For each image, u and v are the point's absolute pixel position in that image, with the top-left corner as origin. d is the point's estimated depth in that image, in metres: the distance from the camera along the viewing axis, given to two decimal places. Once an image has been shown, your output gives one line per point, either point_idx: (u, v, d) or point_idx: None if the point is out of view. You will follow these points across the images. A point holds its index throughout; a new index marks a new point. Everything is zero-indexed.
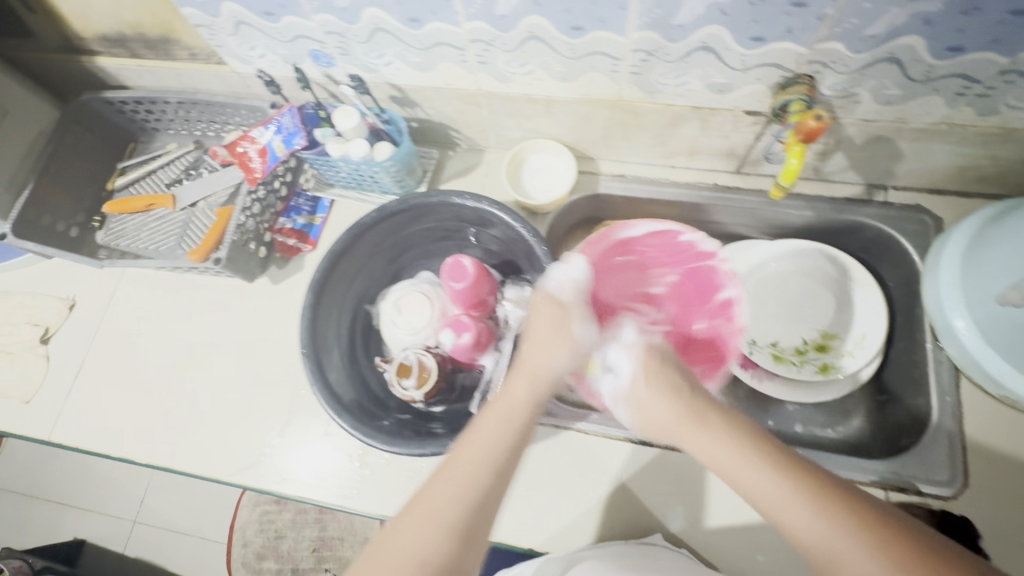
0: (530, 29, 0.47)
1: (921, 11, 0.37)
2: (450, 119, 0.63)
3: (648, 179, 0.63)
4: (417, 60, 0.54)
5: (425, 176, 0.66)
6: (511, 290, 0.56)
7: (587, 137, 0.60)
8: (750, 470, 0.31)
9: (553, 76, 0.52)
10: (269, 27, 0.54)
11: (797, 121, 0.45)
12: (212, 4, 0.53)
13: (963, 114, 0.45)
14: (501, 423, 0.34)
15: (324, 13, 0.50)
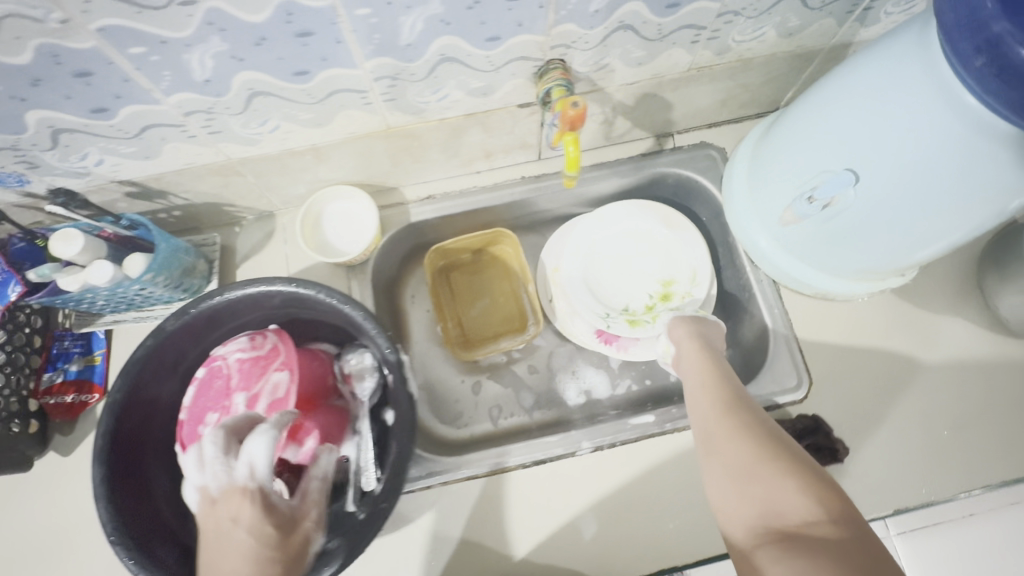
0: (444, 47, 0.53)
1: None
2: (362, 175, 0.73)
3: (454, 187, 0.80)
4: (386, 91, 0.58)
5: None
6: (353, 355, 0.68)
7: (378, 169, 0.73)
8: (714, 464, 0.36)
9: (473, 92, 0.61)
10: (178, 60, 0.47)
11: (562, 114, 0.55)
12: (206, 75, 0.49)
13: (701, 56, 0.65)
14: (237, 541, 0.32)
15: (255, 34, 0.46)
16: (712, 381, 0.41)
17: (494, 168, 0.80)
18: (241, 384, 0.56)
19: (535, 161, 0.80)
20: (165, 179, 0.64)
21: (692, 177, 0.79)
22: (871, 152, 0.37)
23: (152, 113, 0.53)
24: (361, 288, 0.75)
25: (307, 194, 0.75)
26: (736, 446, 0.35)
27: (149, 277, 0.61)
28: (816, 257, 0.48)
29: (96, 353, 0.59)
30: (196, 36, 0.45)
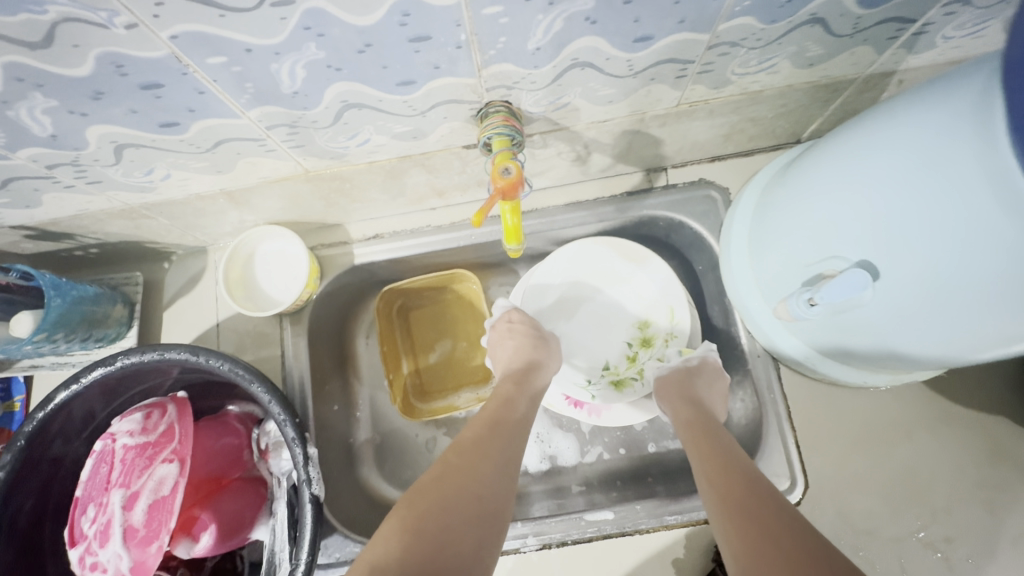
0: (343, 93, 0.42)
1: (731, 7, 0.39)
2: (297, 215, 0.65)
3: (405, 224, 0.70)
4: (262, 141, 0.48)
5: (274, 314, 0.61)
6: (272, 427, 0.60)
7: (313, 212, 0.64)
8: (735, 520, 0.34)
9: (400, 137, 0.50)
10: (11, 119, 0.39)
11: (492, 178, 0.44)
12: (50, 131, 0.41)
13: (693, 91, 0.51)
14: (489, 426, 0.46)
15: (93, 93, 0.37)
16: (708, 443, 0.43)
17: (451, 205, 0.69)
18: (123, 475, 0.49)
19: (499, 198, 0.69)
20: (62, 224, 0.57)
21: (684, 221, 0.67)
22: (874, 254, 0.33)
23: (20, 167, 0.45)
24: (294, 338, 0.67)
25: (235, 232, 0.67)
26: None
27: (42, 338, 0.55)
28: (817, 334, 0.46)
29: (14, 398, 0.67)
30: (22, 95, 0.36)
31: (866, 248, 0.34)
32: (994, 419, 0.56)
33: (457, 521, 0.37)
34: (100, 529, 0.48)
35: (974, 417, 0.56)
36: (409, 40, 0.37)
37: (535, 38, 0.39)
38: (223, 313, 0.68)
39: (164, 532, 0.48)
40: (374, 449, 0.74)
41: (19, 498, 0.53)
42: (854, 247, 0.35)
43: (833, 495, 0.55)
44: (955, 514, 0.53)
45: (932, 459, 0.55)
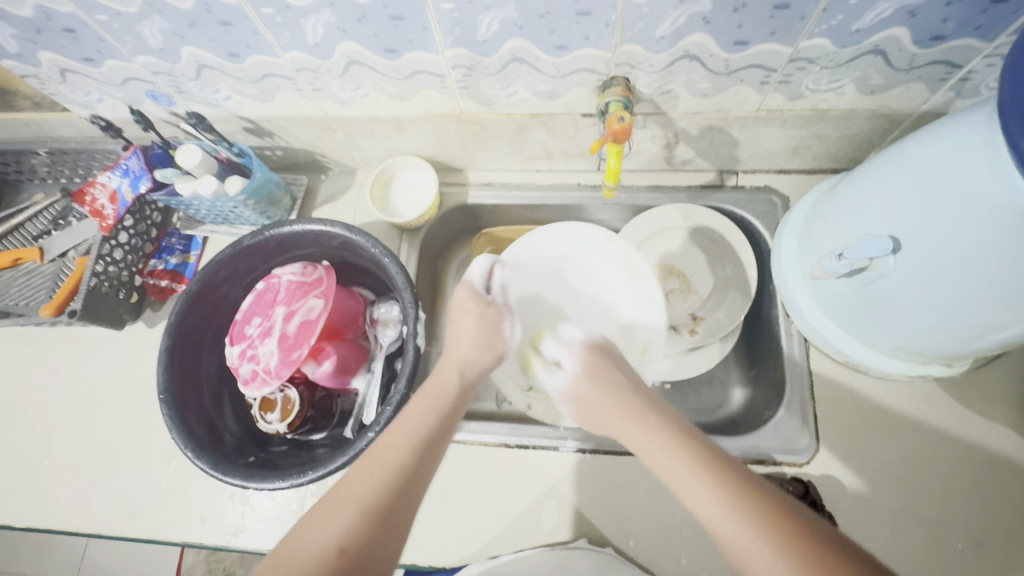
0: (516, 48, 0.59)
1: (812, 26, 0.53)
2: (434, 153, 0.82)
3: (513, 178, 0.85)
4: (440, 78, 0.65)
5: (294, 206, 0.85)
6: (385, 305, 0.76)
7: (446, 151, 0.81)
8: (677, 477, 0.33)
9: (539, 93, 0.66)
10: (299, 26, 0.57)
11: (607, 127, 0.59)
12: (316, 40, 0.59)
13: (772, 98, 0.65)
14: (431, 408, 0.43)
15: (358, 16, 0.55)
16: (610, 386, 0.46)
17: (553, 169, 0.84)
18: (288, 298, 0.66)
19: (594, 171, 0.84)
20: (273, 122, 0.76)
21: (748, 217, 0.79)
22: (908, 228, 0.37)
23: (281, 66, 0.64)
24: (408, 249, 0.83)
25: (382, 158, 0.85)
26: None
27: (243, 199, 0.74)
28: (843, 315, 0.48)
29: (191, 253, 0.86)
30: (319, 10, 0.55)
31: (904, 223, 0.37)
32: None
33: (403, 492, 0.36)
34: (262, 332, 0.65)
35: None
36: (575, 13, 0.53)
37: (663, 27, 0.55)
38: (358, 220, 0.85)
39: (305, 343, 0.63)
40: (444, 361, 0.87)
41: (197, 309, 0.71)
42: (891, 224, 0.38)
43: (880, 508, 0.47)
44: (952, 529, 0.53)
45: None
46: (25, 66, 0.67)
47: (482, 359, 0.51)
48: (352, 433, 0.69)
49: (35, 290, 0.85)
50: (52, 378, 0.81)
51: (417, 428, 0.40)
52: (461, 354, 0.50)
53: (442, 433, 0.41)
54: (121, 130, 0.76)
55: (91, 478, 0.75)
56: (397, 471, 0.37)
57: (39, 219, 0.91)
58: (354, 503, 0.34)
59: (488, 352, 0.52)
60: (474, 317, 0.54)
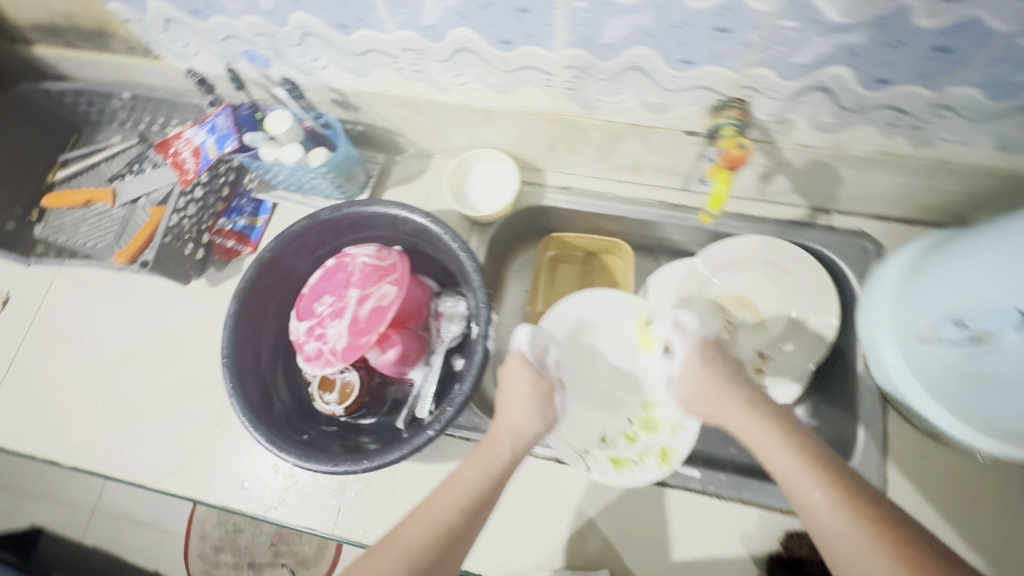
0: (637, 56, 0.56)
1: (967, 75, 0.49)
2: (516, 149, 0.80)
3: (592, 185, 0.83)
4: (546, 76, 0.62)
5: (368, 183, 0.84)
6: (449, 298, 0.74)
7: (530, 149, 0.79)
8: (788, 473, 0.33)
9: (646, 104, 0.63)
10: (416, 5, 0.55)
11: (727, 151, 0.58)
12: (431, 22, 0.57)
13: (894, 142, 0.61)
14: (486, 470, 0.44)
15: (481, 2, 0.53)
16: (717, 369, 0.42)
17: (636, 182, 0.81)
18: (361, 279, 0.64)
19: (679, 191, 0.80)
20: (362, 98, 0.75)
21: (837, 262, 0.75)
22: None
23: (386, 43, 0.62)
24: (476, 244, 0.81)
25: (462, 147, 0.83)
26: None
27: (323, 171, 0.73)
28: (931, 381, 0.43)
29: (258, 217, 0.85)
30: None
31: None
32: None
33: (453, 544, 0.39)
34: (333, 311, 0.64)
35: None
36: (713, 29, 0.50)
37: (802, 54, 0.51)
38: (429, 207, 0.84)
39: (375, 330, 0.62)
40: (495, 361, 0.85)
41: (265, 278, 0.70)
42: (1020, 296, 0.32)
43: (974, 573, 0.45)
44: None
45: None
46: (132, 11, 0.67)
47: (534, 426, 0.48)
48: (404, 426, 0.69)
49: (103, 232, 0.87)
50: (111, 322, 0.82)
51: (469, 489, 0.42)
52: (513, 419, 0.48)
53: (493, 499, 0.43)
54: (213, 87, 0.76)
55: (139, 427, 0.76)
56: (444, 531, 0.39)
57: (115, 160, 0.91)
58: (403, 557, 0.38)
59: (542, 421, 0.49)
60: (525, 386, 0.51)
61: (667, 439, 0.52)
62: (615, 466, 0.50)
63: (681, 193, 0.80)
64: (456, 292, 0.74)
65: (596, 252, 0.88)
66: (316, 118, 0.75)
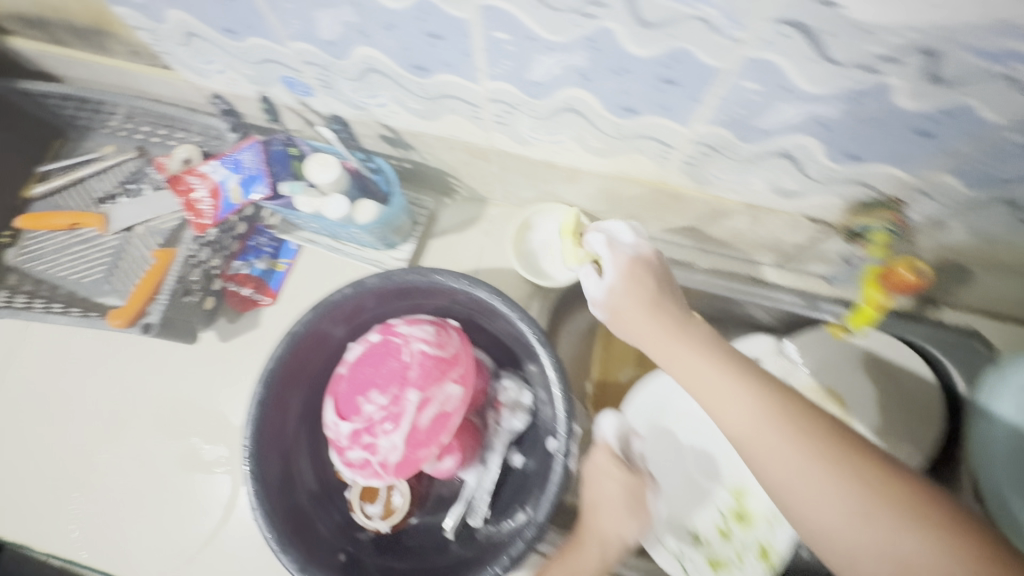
0: (791, 144, 0.45)
1: None
2: (592, 207, 0.69)
3: (671, 251, 0.72)
4: (662, 148, 0.51)
5: (414, 231, 0.72)
6: (510, 383, 0.64)
7: (608, 209, 0.68)
8: (805, 486, 0.26)
9: (774, 189, 0.53)
10: (528, 60, 0.44)
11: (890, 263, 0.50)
12: (541, 78, 0.45)
13: None
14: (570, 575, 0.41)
15: (617, 68, 0.42)
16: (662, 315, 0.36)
17: (722, 253, 0.71)
18: (421, 377, 0.53)
19: (770, 267, 0.71)
20: (420, 139, 0.62)
21: None
22: None
23: (471, 91, 0.50)
24: (537, 312, 0.70)
25: (527, 198, 0.71)
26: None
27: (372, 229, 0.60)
28: None
29: (280, 260, 0.73)
30: (570, 51, 0.41)
31: None
32: None
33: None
34: (383, 415, 0.52)
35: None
36: (912, 130, 0.40)
37: (1011, 169, 0.41)
38: (483, 262, 0.72)
39: (437, 443, 0.52)
40: None
41: (300, 354, 0.59)
42: None
43: None
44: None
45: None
46: (145, 18, 0.53)
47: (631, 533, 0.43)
48: (454, 535, 0.59)
49: (91, 264, 0.72)
50: (101, 378, 0.69)
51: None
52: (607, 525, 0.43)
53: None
54: (237, 111, 0.62)
55: (130, 512, 0.64)
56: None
57: (105, 176, 0.76)
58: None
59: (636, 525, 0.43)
60: (615, 484, 0.44)
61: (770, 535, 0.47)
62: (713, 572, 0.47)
63: (772, 269, 0.71)
64: (519, 379, 0.63)
65: None
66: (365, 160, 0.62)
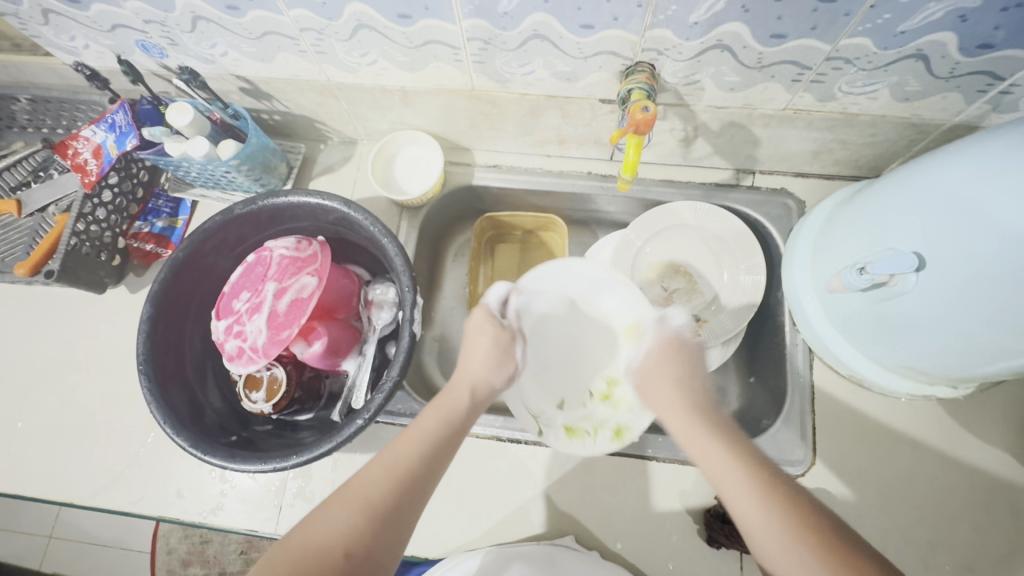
0: (536, 25, 0.55)
1: (855, 25, 0.50)
2: (440, 129, 0.78)
3: (520, 161, 0.82)
4: (453, 53, 0.61)
5: (290, 174, 0.81)
6: (381, 286, 0.74)
7: (453, 129, 0.78)
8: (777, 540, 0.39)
9: (556, 74, 0.63)
10: None
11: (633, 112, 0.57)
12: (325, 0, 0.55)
13: (800, 99, 0.62)
14: (438, 427, 0.52)
15: None
16: (668, 366, 0.57)
17: (564, 155, 0.81)
18: (281, 271, 0.63)
19: (606, 161, 0.80)
20: (272, 84, 0.72)
21: (763, 224, 0.77)
22: (935, 251, 0.49)
23: (282, 25, 0.60)
24: (409, 227, 0.80)
25: (385, 130, 0.81)
26: (749, 496, 0.41)
27: (235, 164, 0.69)
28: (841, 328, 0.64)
29: (178, 217, 0.82)
30: None
31: (933, 249, 0.49)
32: (935, 441, 0.67)
33: (404, 510, 0.45)
34: (250, 307, 0.62)
35: (959, 433, 0.67)
36: None
37: (697, 13, 0.51)
38: (358, 192, 0.82)
39: (295, 323, 0.61)
40: (437, 346, 0.84)
41: (182, 279, 0.67)
42: (918, 246, 0.51)
43: (855, 519, 0.65)
44: (902, 520, 0.64)
45: (928, 471, 0.66)
46: (4, 3, 0.62)
47: (493, 376, 0.60)
48: (340, 417, 0.67)
49: (9, 245, 0.79)
50: (31, 338, 0.79)
51: (425, 437, 0.50)
52: (474, 370, 0.59)
53: (452, 440, 0.52)
54: (107, 81, 0.72)
55: (69, 444, 0.73)
56: (402, 475, 0.47)
57: (18, 169, 0.83)
58: (365, 508, 0.44)
59: (502, 367, 0.61)
60: (489, 341, 0.62)
61: (623, 418, 0.64)
62: (568, 434, 0.65)
63: (608, 163, 0.80)
64: (386, 282, 0.73)
65: (533, 229, 0.87)
66: (224, 107, 0.71)
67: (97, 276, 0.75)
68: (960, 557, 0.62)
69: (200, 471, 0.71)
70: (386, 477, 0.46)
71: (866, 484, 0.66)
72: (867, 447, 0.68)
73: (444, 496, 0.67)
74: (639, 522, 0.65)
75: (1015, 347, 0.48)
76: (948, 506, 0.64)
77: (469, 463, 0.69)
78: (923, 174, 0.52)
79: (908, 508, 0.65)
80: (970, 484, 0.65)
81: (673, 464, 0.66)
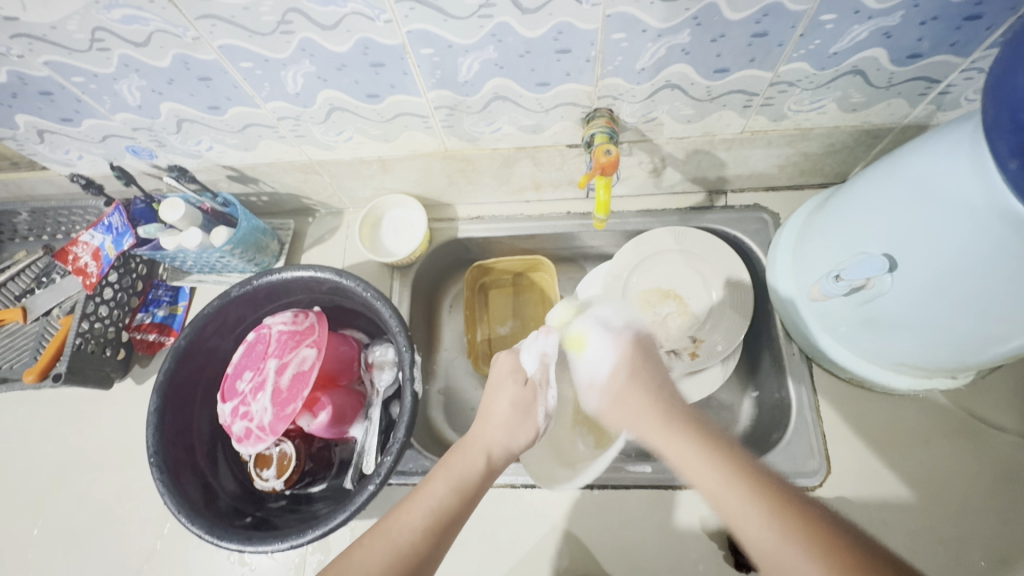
0: (496, 88, 0.59)
1: (789, 53, 0.54)
2: (420, 189, 0.82)
3: (500, 208, 0.85)
4: (422, 122, 0.65)
5: (283, 251, 0.84)
6: (381, 347, 0.75)
7: (432, 189, 0.81)
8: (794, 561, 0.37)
9: (522, 129, 0.66)
10: (279, 81, 0.57)
11: (594, 158, 0.60)
12: (299, 91, 0.59)
13: (755, 122, 0.65)
14: (451, 486, 0.50)
15: (336, 68, 0.55)
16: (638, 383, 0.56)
17: (542, 199, 0.85)
18: (282, 345, 0.64)
19: (583, 200, 0.83)
20: (256, 169, 0.75)
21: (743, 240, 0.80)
22: (904, 249, 0.51)
23: (260, 117, 0.64)
24: (401, 285, 0.82)
25: (370, 198, 0.85)
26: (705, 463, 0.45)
27: (228, 249, 0.72)
28: (832, 333, 0.65)
29: (179, 304, 0.84)
30: (295, 65, 0.55)
31: (904, 249, 0.51)
32: (947, 433, 0.67)
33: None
34: (254, 386, 0.64)
35: (968, 422, 0.67)
36: (556, 52, 0.53)
37: (643, 60, 0.54)
38: (349, 258, 0.85)
39: (299, 397, 0.62)
40: (443, 399, 0.84)
41: (185, 366, 0.68)
42: (888, 247, 0.52)
43: (881, 524, 0.64)
44: (928, 518, 0.63)
45: (946, 465, 0.65)
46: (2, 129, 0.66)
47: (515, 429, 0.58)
48: (353, 484, 0.68)
49: (17, 352, 0.81)
50: (42, 443, 0.80)
51: (432, 507, 0.48)
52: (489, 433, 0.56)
53: (462, 512, 0.49)
54: (102, 186, 0.75)
55: (85, 544, 0.73)
56: (403, 548, 0.45)
57: (22, 277, 0.86)
58: None
59: (510, 423, 0.58)
60: (509, 402, 0.59)
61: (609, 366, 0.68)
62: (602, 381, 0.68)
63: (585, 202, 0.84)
64: (386, 342, 0.75)
65: (522, 271, 0.89)
66: (213, 196, 0.75)
67: (101, 372, 0.77)
68: (993, 551, 0.61)
69: (218, 557, 0.70)
70: (368, 548, 0.45)
71: (890, 486, 0.65)
72: (882, 449, 0.67)
73: (465, 552, 0.66)
74: (661, 554, 0.64)
75: (1000, 332, 0.49)
76: (972, 498, 0.64)
77: (486, 515, 0.68)
78: (883, 176, 0.54)
79: (933, 507, 0.64)
80: (988, 472, 0.65)
81: (690, 490, 0.66)
